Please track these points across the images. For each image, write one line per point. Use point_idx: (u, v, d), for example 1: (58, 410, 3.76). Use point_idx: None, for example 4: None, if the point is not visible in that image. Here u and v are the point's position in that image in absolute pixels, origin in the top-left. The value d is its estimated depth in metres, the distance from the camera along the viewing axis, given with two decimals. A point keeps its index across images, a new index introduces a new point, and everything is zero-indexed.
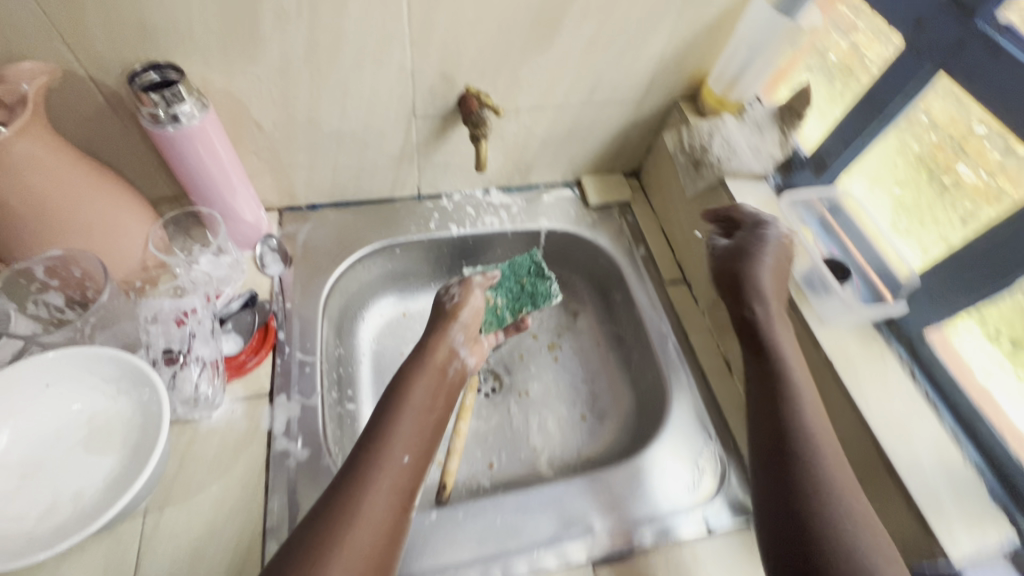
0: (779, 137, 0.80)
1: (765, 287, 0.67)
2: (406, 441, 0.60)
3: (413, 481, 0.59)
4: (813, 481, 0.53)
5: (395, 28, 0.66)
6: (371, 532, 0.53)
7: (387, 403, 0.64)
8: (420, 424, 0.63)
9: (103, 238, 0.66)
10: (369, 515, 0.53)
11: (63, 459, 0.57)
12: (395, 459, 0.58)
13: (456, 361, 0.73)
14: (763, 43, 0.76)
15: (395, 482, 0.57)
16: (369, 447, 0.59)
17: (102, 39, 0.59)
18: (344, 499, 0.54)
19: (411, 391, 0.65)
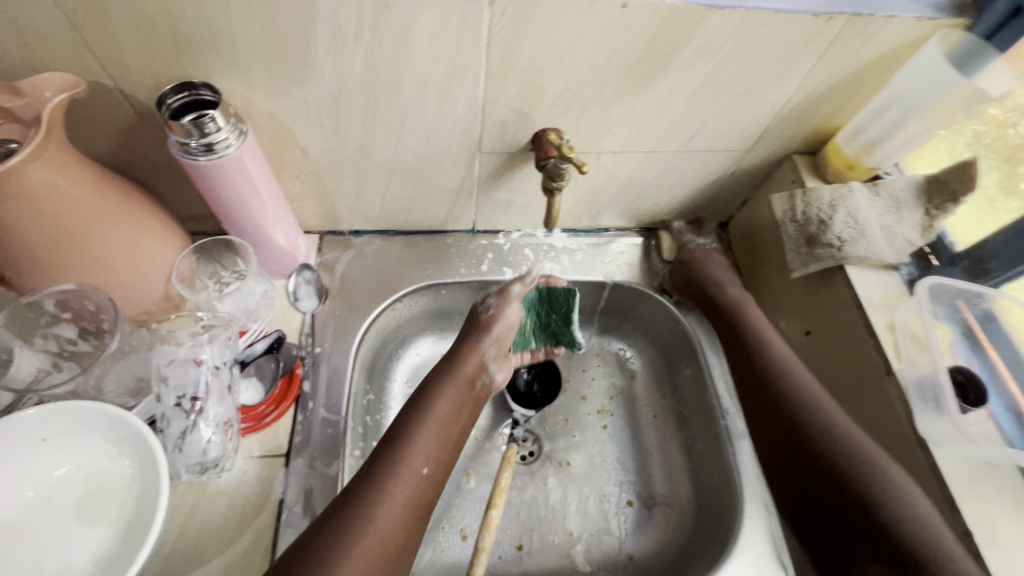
0: (921, 219, 0.65)
1: (720, 284, 0.79)
2: (428, 451, 0.56)
3: (429, 496, 0.55)
4: (843, 463, 0.58)
5: (470, 58, 0.55)
6: (376, 554, 0.49)
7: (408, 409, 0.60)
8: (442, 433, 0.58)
9: (122, 271, 0.58)
10: (376, 532, 0.49)
11: (53, 526, 0.51)
12: (413, 471, 0.54)
13: (485, 373, 0.66)
14: (923, 102, 0.61)
15: (409, 497, 0.53)
16: (385, 455, 0.55)
17: (133, 52, 0.50)
18: (353, 512, 0.50)
19: (437, 395, 0.61)
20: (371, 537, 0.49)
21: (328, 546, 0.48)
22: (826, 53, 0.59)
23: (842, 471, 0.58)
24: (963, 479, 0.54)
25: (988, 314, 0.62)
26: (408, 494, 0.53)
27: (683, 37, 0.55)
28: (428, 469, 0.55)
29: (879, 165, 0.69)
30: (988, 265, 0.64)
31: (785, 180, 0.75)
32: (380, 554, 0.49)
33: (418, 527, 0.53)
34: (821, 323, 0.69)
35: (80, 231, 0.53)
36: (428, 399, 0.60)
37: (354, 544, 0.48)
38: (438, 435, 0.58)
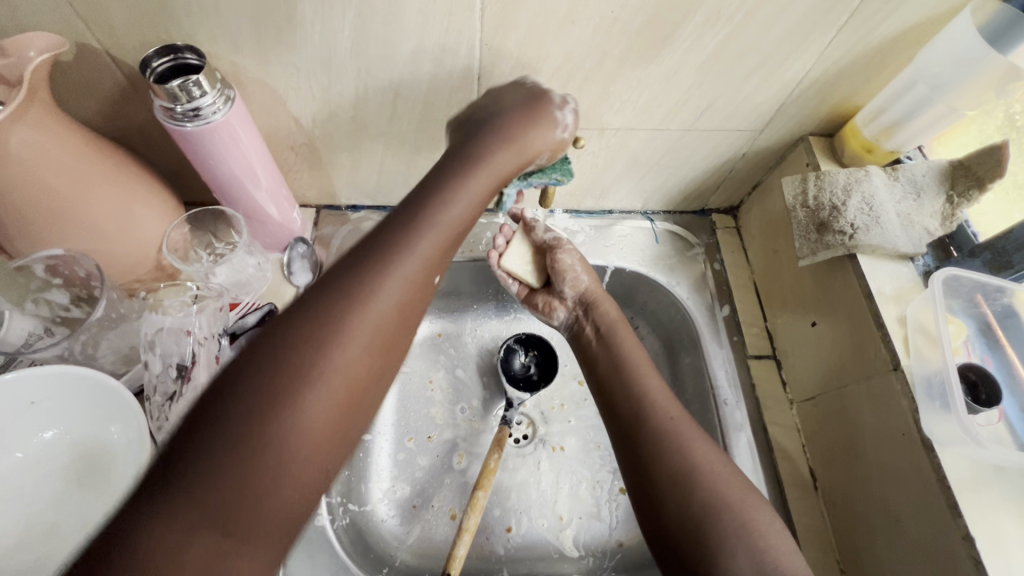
0: (942, 207, 0.61)
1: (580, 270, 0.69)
2: (424, 253, 0.45)
3: (419, 299, 0.46)
4: (671, 463, 0.51)
5: (464, 24, 0.52)
6: (372, 348, 0.41)
7: (415, 207, 0.47)
8: (447, 233, 0.48)
9: (110, 238, 0.57)
10: (373, 339, 0.41)
11: (42, 487, 0.52)
12: (423, 278, 0.45)
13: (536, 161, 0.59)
14: (950, 81, 0.56)
15: (414, 303, 0.45)
16: (384, 243, 0.44)
17: (119, 11, 0.49)
18: (338, 313, 0.40)
19: (448, 215, 0.49)
20: (358, 339, 0.40)
21: (306, 353, 0.38)
22: (847, 25, 0.55)
23: (665, 471, 0.51)
24: (967, 483, 0.51)
25: (1007, 310, 0.59)
26: (412, 299, 0.45)
27: (691, 4, 0.51)
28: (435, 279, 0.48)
29: (899, 148, 0.65)
30: (1010, 258, 0.58)
31: (798, 162, 0.71)
32: (365, 350, 0.41)
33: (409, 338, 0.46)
34: (828, 314, 0.66)
35: (67, 195, 0.52)
36: (445, 195, 0.49)
37: (347, 331, 0.40)
38: (442, 233, 0.48)
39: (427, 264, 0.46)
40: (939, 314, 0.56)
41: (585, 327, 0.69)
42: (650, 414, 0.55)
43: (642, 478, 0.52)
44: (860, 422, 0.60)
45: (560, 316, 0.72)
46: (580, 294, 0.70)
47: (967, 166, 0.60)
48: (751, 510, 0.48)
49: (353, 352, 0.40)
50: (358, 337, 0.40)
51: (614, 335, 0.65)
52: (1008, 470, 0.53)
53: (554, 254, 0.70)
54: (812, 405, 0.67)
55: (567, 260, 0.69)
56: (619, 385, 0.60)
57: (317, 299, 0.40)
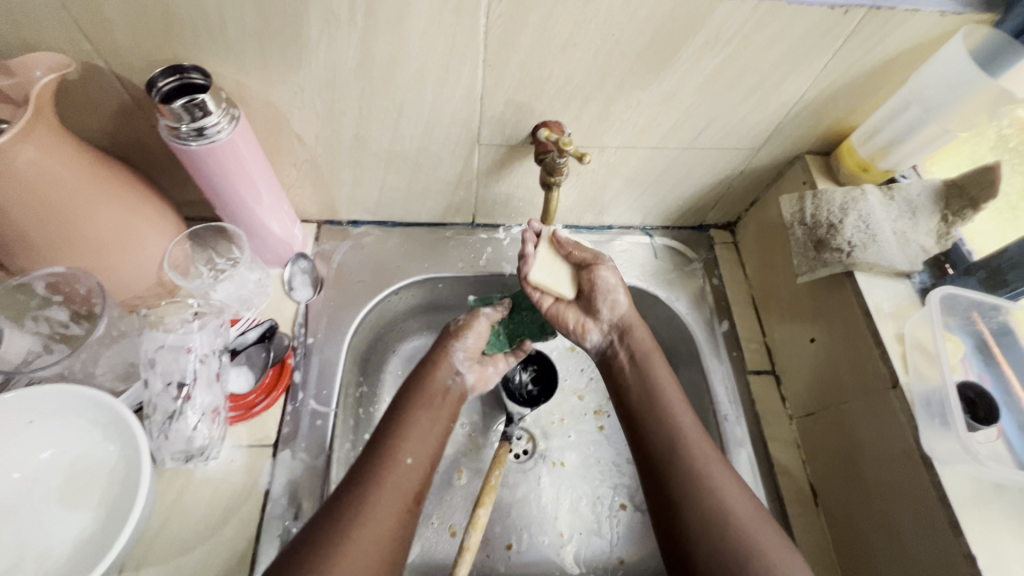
0: (937, 226, 0.62)
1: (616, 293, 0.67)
2: (411, 442, 0.54)
3: (419, 484, 0.53)
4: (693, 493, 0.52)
5: (468, 46, 0.53)
6: (382, 536, 0.48)
7: (377, 438, 0.55)
8: (426, 417, 0.57)
9: (113, 256, 0.57)
10: (374, 531, 0.47)
11: (38, 507, 0.52)
12: (397, 462, 0.52)
13: (455, 377, 0.63)
14: (943, 103, 0.58)
15: (397, 486, 0.51)
16: (370, 455, 0.53)
17: (125, 31, 0.49)
18: (343, 519, 0.47)
19: (409, 414, 0.57)
20: (370, 532, 0.47)
21: (313, 559, 0.44)
22: (842, 49, 0.56)
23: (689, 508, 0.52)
24: (966, 501, 0.52)
25: (1003, 328, 0.59)
26: (392, 482, 0.51)
27: (691, 27, 0.52)
28: (412, 458, 0.53)
29: (894, 167, 0.66)
30: (1006, 276, 0.59)
31: (795, 180, 0.72)
32: (377, 544, 0.47)
33: (415, 516, 0.52)
34: (828, 329, 0.66)
35: (69, 213, 0.53)
36: (412, 399, 0.59)
37: (355, 535, 0.46)
38: (421, 418, 0.57)
39: (393, 451, 0.53)
40: (937, 331, 0.56)
41: (619, 352, 0.66)
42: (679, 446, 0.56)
43: (666, 508, 0.53)
44: (861, 438, 0.61)
45: (593, 338, 0.68)
46: (617, 320, 0.67)
47: (961, 186, 0.61)
48: (764, 529, 0.51)
49: (367, 546, 0.46)
50: (367, 531, 0.47)
51: (641, 362, 0.64)
52: (1007, 487, 0.54)
53: (593, 278, 0.67)
54: (813, 420, 0.68)
55: (608, 282, 0.67)
56: (647, 416, 0.60)
57: (319, 518, 0.48)
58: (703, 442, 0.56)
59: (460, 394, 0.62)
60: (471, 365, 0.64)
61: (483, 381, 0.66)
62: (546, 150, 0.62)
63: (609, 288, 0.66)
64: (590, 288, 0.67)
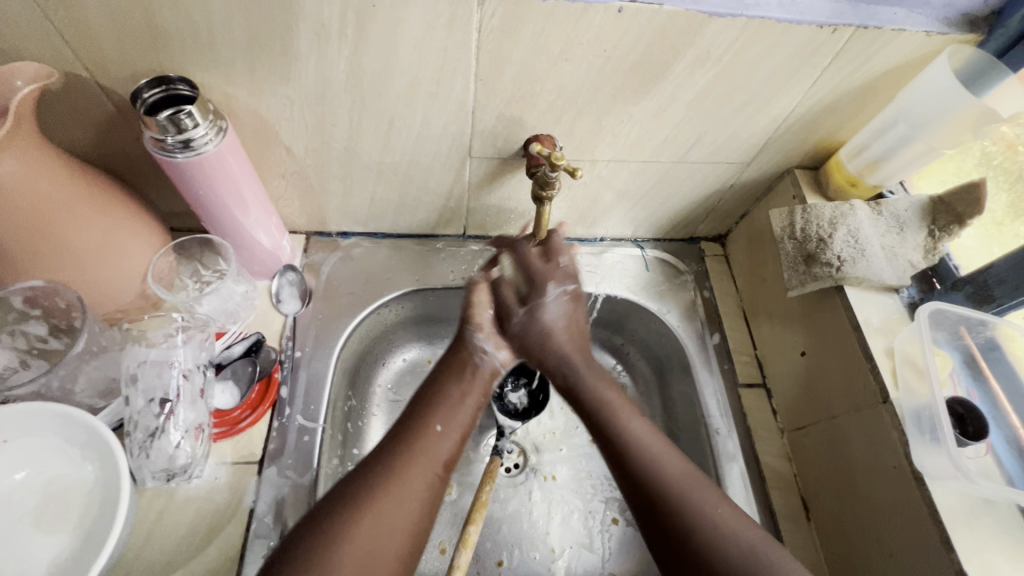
0: (924, 240, 0.63)
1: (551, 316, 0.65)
2: (442, 412, 0.56)
3: (449, 452, 0.54)
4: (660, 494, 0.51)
5: (459, 60, 0.53)
6: (412, 492, 0.49)
7: (412, 408, 0.57)
8: (459, 399, 0.58)
9: (93, 269, 0.56)
10: (403, 490, 0.48)
11: (11, 530, 0.50)
12: (428, 431, 0.54)
13: (481, 355, 0.64)
14: (930, 121, 0.59)
15: (424, 451, 0.52)
16: (406, 423, 0.55)
17: (109, 41, 0.48)
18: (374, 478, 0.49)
19: (441, 385, 0.59)
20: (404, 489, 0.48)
21: (345, 508, 0.46)
22: (830, 67, 0.56)
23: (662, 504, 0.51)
24: (958, 517, 0.52)
25: (990, 343, 0.60)
26: (421, 446, 0.52)
27: (681, 44, 0.52)
28: (441, 427, 0.55)
29: (882, 183, 0.67)
30: (993, 292, 0.60)
31: (785, 195, 0.73)
32: (408, 503, 0.48)
33: (444, 483, 0.52)
34: (818, 344, 0.67)
35: (49, 224, 0.51)
36: (450, 377, 0.61)
37: (389, 492, 0.48)
38: (455, 398, 0.58)
39: (423, 421, 0.55)
40: (927, 347, 0.57)
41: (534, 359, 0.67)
42: (639, 452, 0.55)
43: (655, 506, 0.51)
44: (854, 454, 0.60)
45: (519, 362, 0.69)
46: (557, 356, 0.64)
47: (947, 201, 0.62)
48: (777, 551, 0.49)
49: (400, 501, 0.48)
50: (399, 487, 0.48)
51: (600, 390, 0.61)
52: (998, 503, 0.54)
53: (536, 315, 0.65)
54: (804, 435, 0.67)
55: (548, 319, 0.65)
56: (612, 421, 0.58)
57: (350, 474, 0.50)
58: (675, 463, 0.54)
59: (490, 371, 0.63)
60: (498, 343, 0.65)
61: (517, 349, 0.67)
62: (541, 162, 0.61)
63: (547, 324, 0.64)
64: (523, 326, 0.65)
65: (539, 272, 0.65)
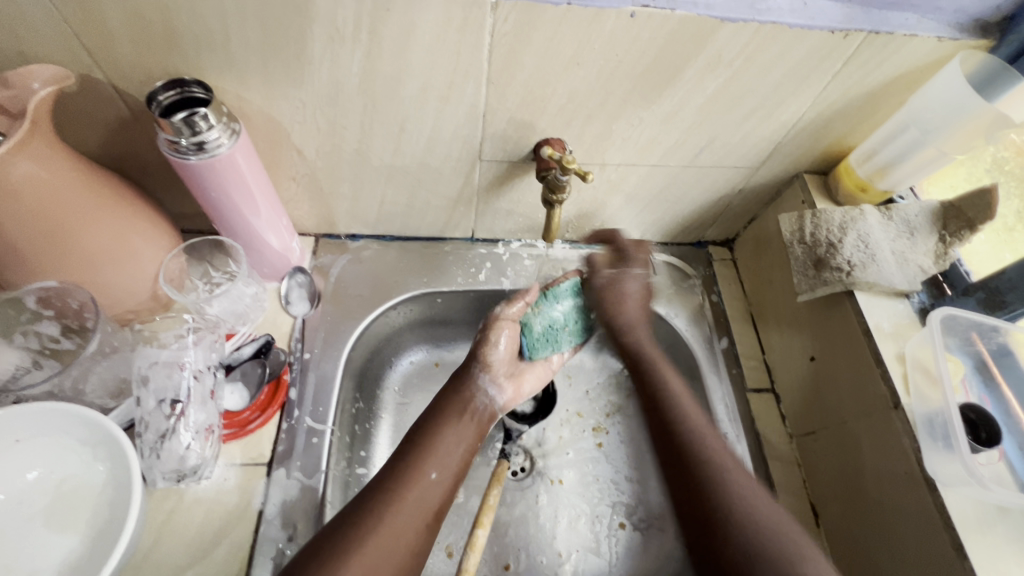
0: (935, 245, 0.63)
1: (630, 291, 0.67)
2: (438, 457, 0.55)
3: (440, 501, 0.53)
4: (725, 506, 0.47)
5: (472, 64, 0.53)
6: (400, 543, 0.48)
7: (406, 450, 0.56)
8: (455, 444, 0.57)
9: (106, 269, 0.56)
10: (389, 538, 0.47)
11: (23, 530, 0.50)
12: (421, 478, 0.53)
13: (484, 397, 0.64)
14: (939, 127, 0.59)
15: (418, 500, 0.51)
16: (400, 465, 0.53)
17: (126, 45, 0.49)
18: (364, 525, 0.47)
19: (441, 424, 0.58)
20: (390, 538, 0.47)
21: (334, 554, 0.45)
22: (841, 72, 0.57)
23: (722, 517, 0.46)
24: (971, 524, 0.52)
25: (1002, 349, 0.60)
26: (415, 494, 0.51)
27: (692, 50, 0.53)
28: (437, 474, 0.54)
29: (892, 188, 0.67)
30: (1004, 297, 0.60)
31: (794, 200, 0.73)
32: (391, 555, 0.47)
33: (432, 533, 0.51)
34: (828, 349, 0.66)
35: (63, 225, 0.52)
36: (449, 417, 0.60)
37: (374, 540, 0.47)
38: (451, 443, 0.57)
39: (418, 464, 0.54)
40: (939, 352, 0.56)
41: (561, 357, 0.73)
42: (712, 466, 0.51)
43: (694, 484, 0.50)
44: (865, 460, 0.60)
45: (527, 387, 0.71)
46: (626, 325, 0.66)
47: (958, 207, 0.62)
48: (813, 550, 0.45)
49: (387, 550, 0.47)
50: (385, 536, 0.47)
51: (658, 364, 0.63)
52: (1011, 510, 0.53)
53: (620, 279, 0.67)
54: (813, 440, 0.67)
55: (629, 288, 0.67)
56: (687, 420, 0.55)
57: (340, 519, 0.48)
58: (729, 459, 0.52)
59: (489, 415, 0.64)
60: (501, 386, 0.67)
61: (517, 394, 0.69)
62: (550, 163, 0.61)
63: (626, 290, 0.66)
64: (605, 284, 0.66)
65: (631, 249, 0.68)
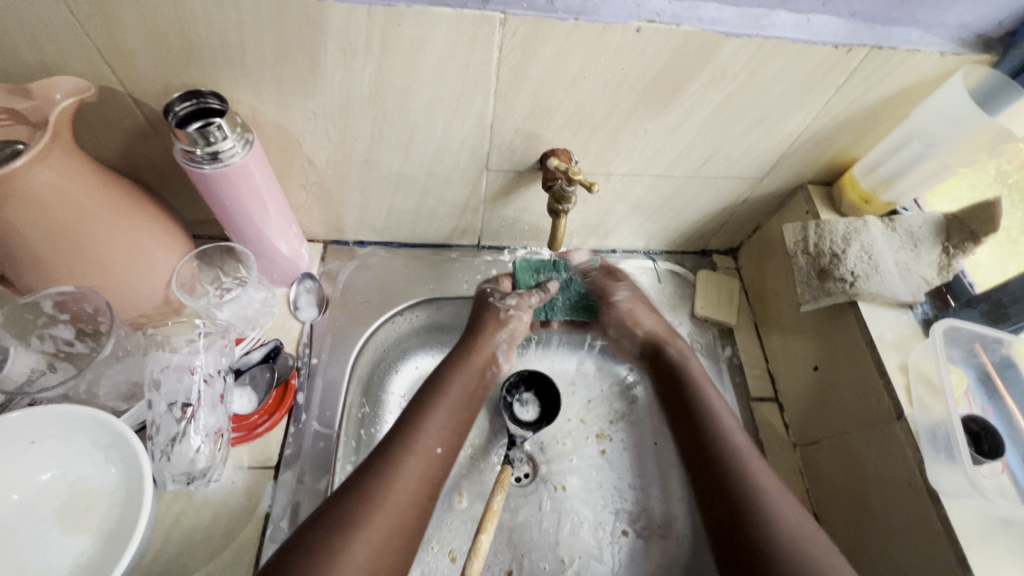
0: (938, 257, 0.63)
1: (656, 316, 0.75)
2: (440, 431, 0.58)
3: (442, 473, 0.57)
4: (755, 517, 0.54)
5: (481, 76, 0.54)
6: (402, 510, 0.51)
7: (407, 423, 0.58)
8: (453, 418, 0.61)
9: (120, 275, 0.57)
10: (393, 506, 0.51)
11: (36, 530, 0.51)
12: (426, 451, 0.56)
13: (493, 366, 0.70)
14: (944, 139, 0.59)
15: (421, 472, 0.54)
16: (403, 439, 0.56)
17: (144, 57, 0.50)
18: (370, 495, 0.51)
19: (444, 398, 0.62)
20: (393, 505, 0.51)
21: (341, 522, 0.48)
22: (844, 85, 0.57)
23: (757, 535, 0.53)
24: (974, 535, 0.52)
25: (1005, 361, 0.60)
26: (418, 469, 0.54)
27: (698, 64, 0.54)
28: (442, 449, 0.57)
29: (896, 200, 0.68)
30: (1008, 310, 0.60)
31: (798, 210, 0.73)
32: (395, 520, 0.50)
33: (434, 500, 0.55)
34: (832, 359, 0.67)
35: (81, 231, 0.53)
36: (448, 392, 0.62)
37: (379, 507, 0.50)
38: (450, 418, 0.60)
39: (424, 440, 0.57)
40: (941, 363, 0.57)
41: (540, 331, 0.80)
42: (748, 479, 0.57)
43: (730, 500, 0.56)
44: (868, 469, 0.60)
45: None
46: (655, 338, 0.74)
47: (961, 220, 0.63)
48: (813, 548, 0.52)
49: (389, 516, 0.50)
50: (391, 503, 0.51)
51: (701, 390, 0.67)
52: (1015, 522, 0.53)
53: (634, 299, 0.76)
54: (816, 449, 0.67)
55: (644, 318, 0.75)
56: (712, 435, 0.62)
57: (347, 489, 0.51)
58: (766, 476, 0.58)
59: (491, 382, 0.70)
60: (506, 355, 0.72)
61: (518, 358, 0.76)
62: (557, 176, 0.62)
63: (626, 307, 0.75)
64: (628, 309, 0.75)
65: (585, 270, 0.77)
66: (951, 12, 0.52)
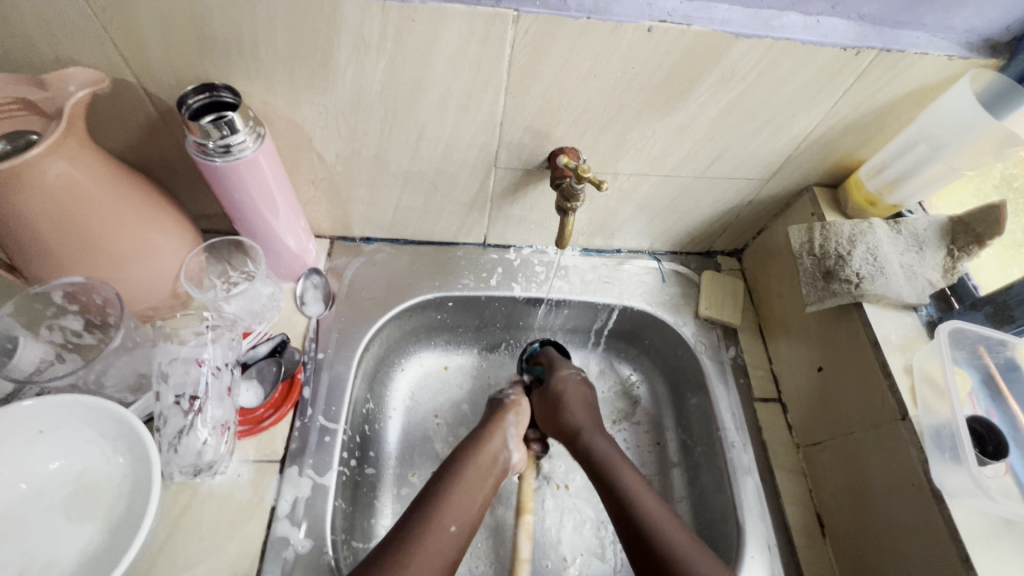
0: (943, 260, 0.64)
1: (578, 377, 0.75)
2: (456, 509, 0.58)
3: (456, 552, 0.55)
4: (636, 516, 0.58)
5: (492, 73, 0.54)
6: None
7: (425, 501, 0.58)
8: (475, 497, 0.60)
9: (131, 267, 0.58)
10: None
11: (43, 519, 0.51)
12: (441, 530, 0.55)
13: (505, 453, 0.67)
14: (950, 143, 0.60)
15: (440, 551, 0.54)
16: (416, 517, 0.56)
17: (159, 49, 0.51)
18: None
19: (458, 477, 0.61)
20: None
21: None
22: (853, 87, 0.58)
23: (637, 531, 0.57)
24: (978, 534, 0.52)
25: (1009, 363, 0.60)
26: (434, 548, 0.54)
27: (708, 64, 0.54)
28: (456, 527, 0.56)
29: (901, 203, 0.68)
30: (1012, 312, 0.60)
31: (803, 212, 0.74)
32: None
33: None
34: (835, 360, 0.67)
35: (92, 223, 0.53)
36: (469, 465, 0.62)
37: None
38: (469, 495, 0.60)
39: (440, 516, 0.56)
40: (947, 365, 0.57)
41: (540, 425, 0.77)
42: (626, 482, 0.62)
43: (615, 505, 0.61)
44: (871, 473, 0.61)
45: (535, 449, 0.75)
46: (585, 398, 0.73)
47: (967, 223, 0.63)
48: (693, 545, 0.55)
49: None
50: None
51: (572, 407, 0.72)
52: (1017, 523, 0.54)
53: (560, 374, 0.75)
54: (820, 450, 0.68)
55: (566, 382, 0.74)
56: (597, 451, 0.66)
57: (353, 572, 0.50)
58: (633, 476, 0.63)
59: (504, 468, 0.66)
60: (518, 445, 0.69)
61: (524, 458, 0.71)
62: (562, 172, 0.63)
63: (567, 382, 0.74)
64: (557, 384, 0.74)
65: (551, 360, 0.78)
66: (960, 16, 0.53)
